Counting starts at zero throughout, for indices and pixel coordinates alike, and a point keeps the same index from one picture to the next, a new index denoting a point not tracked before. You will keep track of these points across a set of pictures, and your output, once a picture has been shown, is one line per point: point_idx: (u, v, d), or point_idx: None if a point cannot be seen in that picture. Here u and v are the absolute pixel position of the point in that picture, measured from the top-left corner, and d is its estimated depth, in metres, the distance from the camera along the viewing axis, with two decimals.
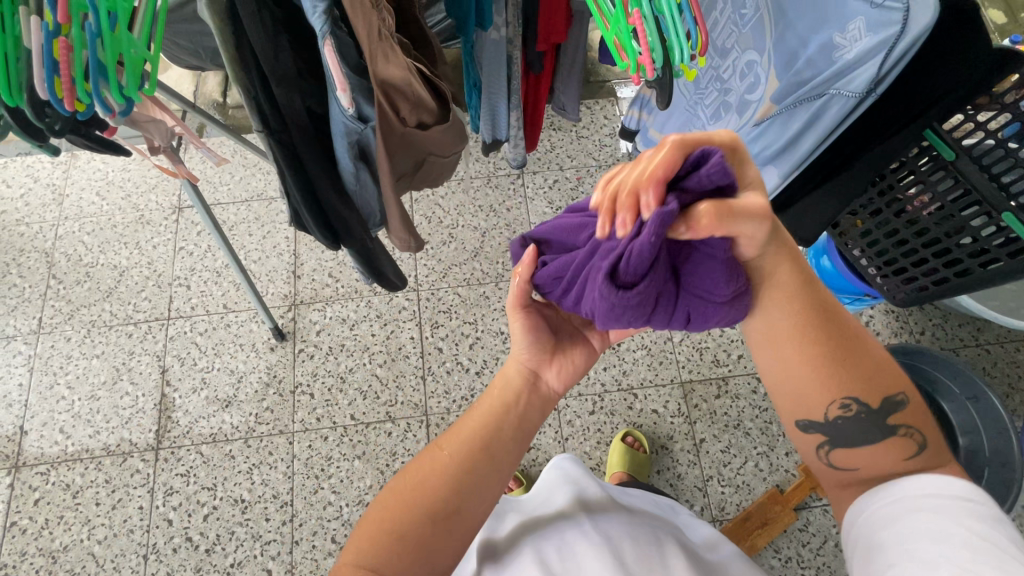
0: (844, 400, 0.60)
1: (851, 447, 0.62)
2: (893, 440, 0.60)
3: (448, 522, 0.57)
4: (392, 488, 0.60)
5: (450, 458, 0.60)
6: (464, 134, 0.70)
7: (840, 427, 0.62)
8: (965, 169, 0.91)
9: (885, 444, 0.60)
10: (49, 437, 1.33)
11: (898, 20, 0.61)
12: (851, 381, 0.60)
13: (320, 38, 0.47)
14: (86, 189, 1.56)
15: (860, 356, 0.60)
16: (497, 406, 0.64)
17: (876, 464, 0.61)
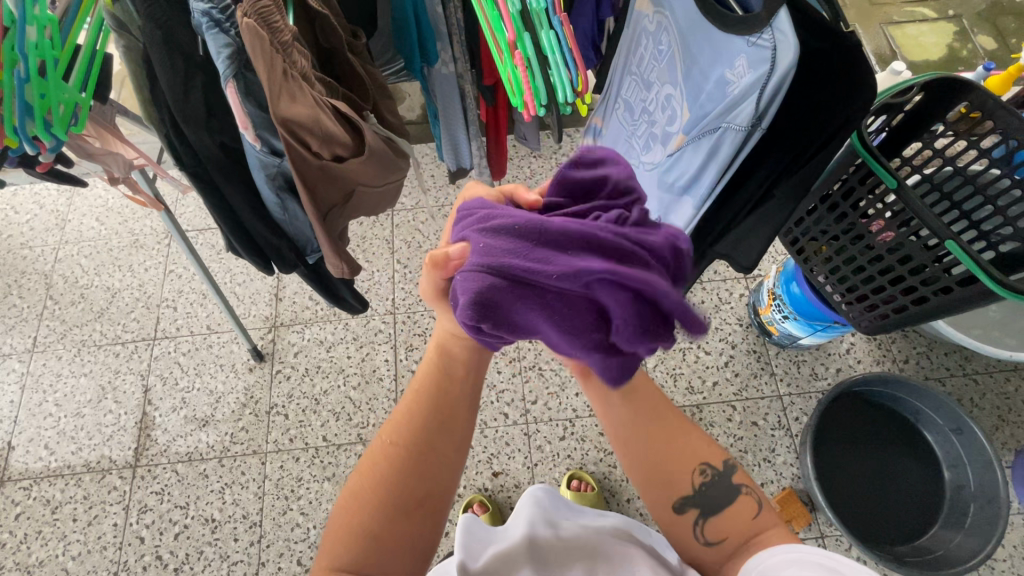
0: (699, 467, 0.67)
1: (721, 514, 0.64)
2: (741, 503, 0.65)
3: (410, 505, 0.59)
4: (356, 493, 0.60)
5: (403, 450, 0.61)
6: (396, 164, 0.75)
7: (704, 496, 0.66)
8: (908, 196, 0.89)
9: (737, 505, 0.65)
10: (34, 453, 1.37)
11: (767, 59, 0.62)
12: (699, 452, 0.67)
13: (223, 79, 0.54)
14: (87, 215, 1.64)
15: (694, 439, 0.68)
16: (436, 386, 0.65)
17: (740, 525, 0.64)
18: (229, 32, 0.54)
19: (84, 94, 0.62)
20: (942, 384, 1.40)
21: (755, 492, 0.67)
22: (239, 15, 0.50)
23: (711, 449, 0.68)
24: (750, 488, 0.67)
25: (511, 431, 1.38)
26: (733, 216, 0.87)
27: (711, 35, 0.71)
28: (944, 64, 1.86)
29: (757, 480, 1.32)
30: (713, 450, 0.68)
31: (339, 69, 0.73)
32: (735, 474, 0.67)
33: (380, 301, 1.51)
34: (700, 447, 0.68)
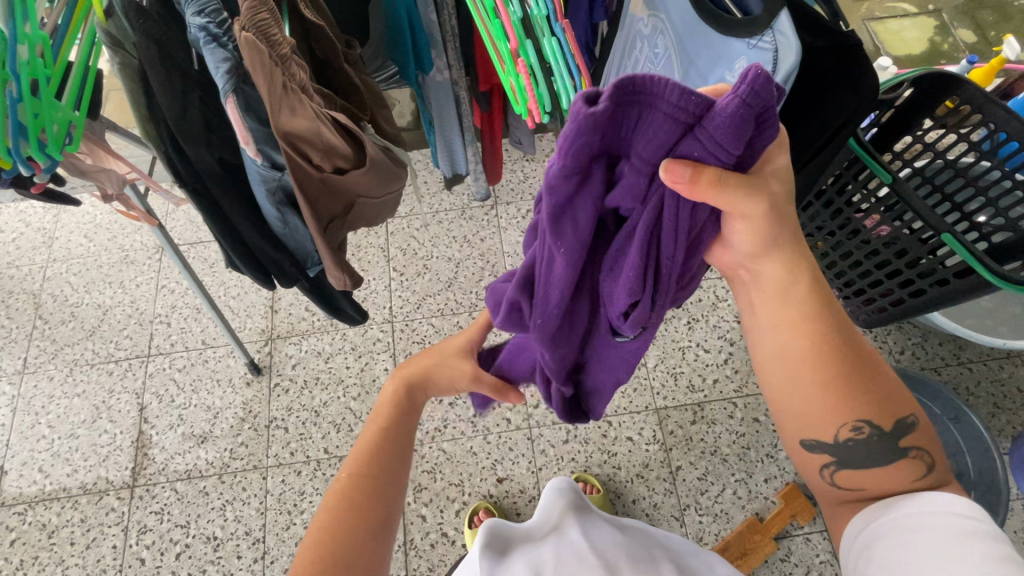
0: (857, 424, 0.56)
1: (860, 466, 0.58)
2: (898, 462, 0.56)
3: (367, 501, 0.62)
4: (330, 501, 0.61)
5: (371, 473, 0.64)
6: (396, 174, 0.74)
7: (849, 447, 0.57)
8: (903, 191, 0.90)
9: (895, 465, 0.57)
10: (28, 476, 1.34)
11: (769, 61, 0.63)
12: (864, 406, 0.56)
13: (223, 95, 0.54)
14: (75, 232, 1.61)
15: (869, 378, 0.56)
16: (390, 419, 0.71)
17: (888, 482, 0.57)
18: (227, 47, 0.54)
19: (78, 112, 0.61)
20: (938, 373, 1.42)
21: (933, 451, 0.56)
22: (238, 29, 0.50)
23: (896, 394, 0.57)
24: (931, 446, 0.57)
25: (514, 436, 1.37)
26: None
27: (710, 37, 0.71)
28: (926, 58, 1.89)
29: (762, 476, 1.32)
30: (896, 395, 0.57)
31: (335, 79, 0.72)
32: (905, 430, 0.57)
33: (378, 310, 1.50)
34: (879, 389, 0.56)
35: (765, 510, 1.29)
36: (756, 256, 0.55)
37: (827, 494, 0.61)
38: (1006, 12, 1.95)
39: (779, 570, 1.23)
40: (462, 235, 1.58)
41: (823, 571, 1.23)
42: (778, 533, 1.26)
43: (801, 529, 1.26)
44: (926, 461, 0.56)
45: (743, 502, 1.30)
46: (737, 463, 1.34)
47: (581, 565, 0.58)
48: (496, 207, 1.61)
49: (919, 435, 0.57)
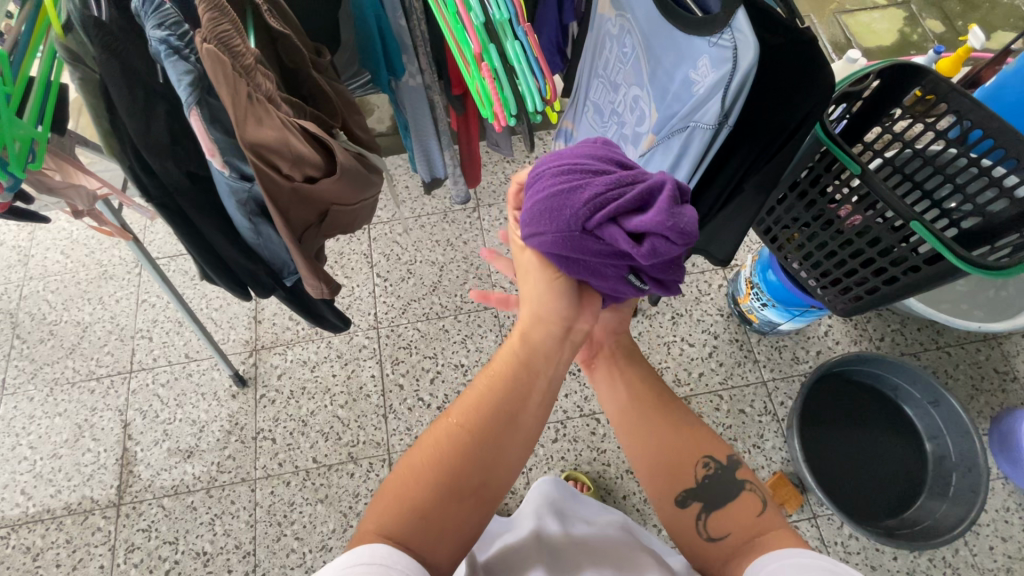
0: (702, 461, 0.66)
1: (722, 510, 0.62)
2: (745, 498, 0.64)
3: (466, 492, 0.56)
4: (417, 462, 0.57)
5: (474, 446, 0.58)
6: (369, 181, 0.74)
7: (706, 490, 0.65)
8: (874, 181, 0.91)
9: (740, 502, 0.63)
10: (10, 499, 1.32)
11: (729, 58, 0.64)
12: (702, 442, 0.67)
13: (186, 108, 0.53)
14: (51, 249, 1.59)
15: (683, 421, 0.69)
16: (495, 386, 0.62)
17: (740, 522, 0.61)
18: (190, 59, 0.54)
19: (40, 130, 0.61)
20: (917, 358, 1.44)
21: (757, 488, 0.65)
22: (198, 41, 0.49)
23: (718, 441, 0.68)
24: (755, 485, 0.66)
25: None
26: (706, 214, 0.89)
27: (673, 36, 0.72)
28: (896, 49, 1.92)
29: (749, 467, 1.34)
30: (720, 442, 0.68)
31: (305, 88, 0.72)
32: (735, 469, 0.66)
33: (363, 317, 1.49)
34: (701, 434, 0.68)
35: None
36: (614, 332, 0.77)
37: (710, 556, 0.60)
38: (973, 2, 1.99)
39: None
40: (445, 239, 1.58)
41: None
42: None
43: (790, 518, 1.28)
44: (761, 495, 0.64)
45: None
46: None
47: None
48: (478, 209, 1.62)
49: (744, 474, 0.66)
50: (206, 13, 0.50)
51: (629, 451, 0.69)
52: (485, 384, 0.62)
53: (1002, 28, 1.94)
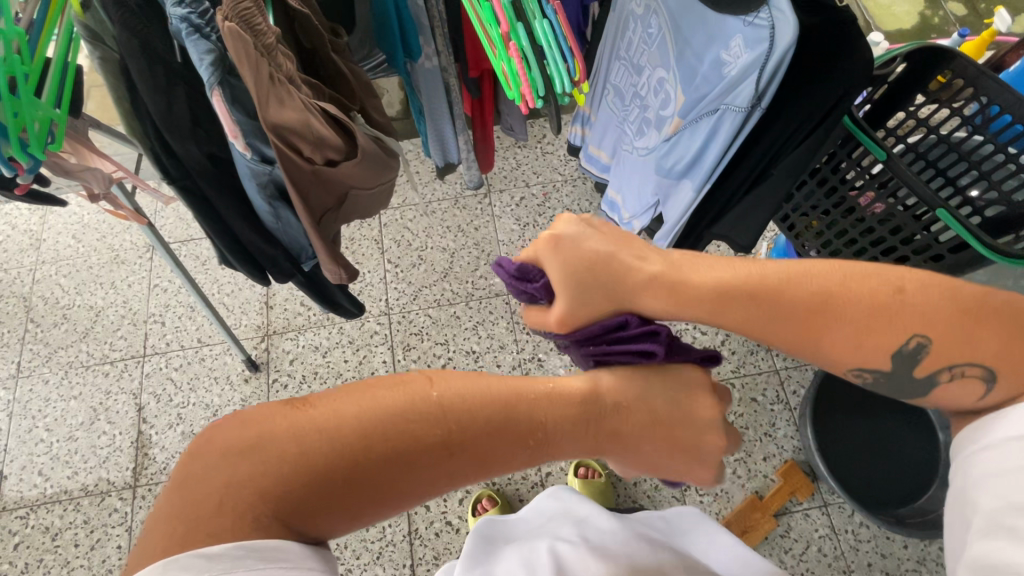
0: (859, 371, 0.51)
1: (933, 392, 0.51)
2: (960, 373, 0.48)
3: (351, 491, 0.39)
4: (328, 436, 0.39)
5: (413, 455, 0.40)
6: (387, 165, 0.73)
7: (895, 378, 0.51)
8: (900, 167, 0.89)
9: (950, 383, 0.49)
10: (28, 480, 1.34)
11: (766, 38, 0.63)
12: (861, 355, 0.49)
13: (208, 88, 0.53)
14: (62, 233, 1.59)
15: (832, 327, 0.47)
16: (466, 419, 0.41)
17: (959, 405, 0.50)
18: (211, 38, 0.52)
19: (58, 111, 0.61)
20: None
21: (981, 353, 0.46)
22: (220, 19, 0.48)
23: (907, 309, 0.46)
24: (977, 347, 0.46)
25: None
26: (729, 201, 0.87)
27: (704, 17, 0.70)
28: (917, 33, 1.87)
29: (761, 455, 1.34)
30: (919, 303, 0.46)
31: (322, 69, 0.71)
32: (921, 352, 0.48)
33: (374, 303, 1.49)
34: (857, 340, 0.48)
35: (765, 487, 1.30)
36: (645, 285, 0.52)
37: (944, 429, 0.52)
38: None
39: (780, 546, 1.25)
40: (456, 225, 1.57)
41: (823, 546, 1.25)
42: (778, 510, 1.28)
43: (801, 506, 1.28)
44: (981, 374, 0.47)
45: (742, 481, 1.32)
46: None
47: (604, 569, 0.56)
48: (489, 195, 1.60)
49: (953, 346, 0.47)
50: None
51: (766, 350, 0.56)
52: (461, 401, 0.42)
53: None
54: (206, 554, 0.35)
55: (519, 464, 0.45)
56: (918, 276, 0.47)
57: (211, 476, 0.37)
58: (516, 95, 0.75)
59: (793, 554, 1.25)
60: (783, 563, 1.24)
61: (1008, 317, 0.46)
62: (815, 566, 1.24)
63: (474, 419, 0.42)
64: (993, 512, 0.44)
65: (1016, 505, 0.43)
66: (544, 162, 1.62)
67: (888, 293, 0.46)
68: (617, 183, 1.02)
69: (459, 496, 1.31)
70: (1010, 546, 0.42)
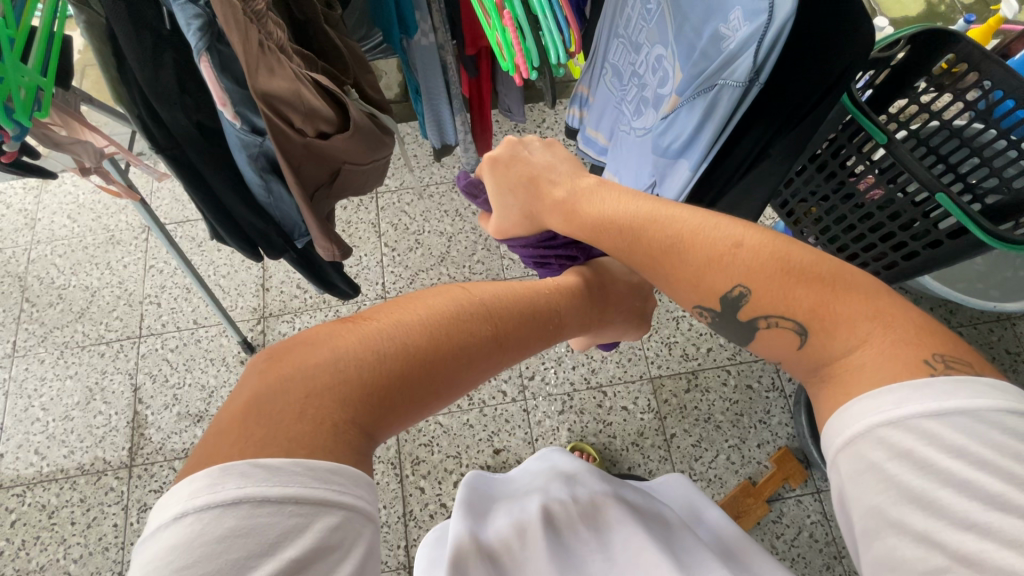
0: (696, 309, 0.59)
1: (759, 341, 0.55)
2: (777, 327, 0.51)
3: (403, 392, 0.43)
4: (369, 349, 0.43)
5: (448, 349, 0.47)
6: (383, 141, 0.73)
7: (727, 321, 0.56)
8: (899, 152, 0.88)
9: (774, 333, 0.52)
10: (24, 458, 1.34)
11: (764, 9, 0.62)
12: (693, 290, 0.56)
13: (196, 54, 0.52)
14: (57, 213, 1.58)
15: (675, 260, 0.56)
16: (491, 318, 0.51)
17: (784, 356, 0.53)
18: (199, 3, 0.51)
19: (45, 79, 0.60)
20: None
21: (797, 309, 0.50)
22: None
23: (731, 258, 0.53)
24: (794, 304, 0.50)
25: (510, 408, 1.38)
26: (726, 183, 0.86)
27: None
28: (923, 20, 1.85)
29: (755, 442, 1.34)
30: (747, 255, 0.52)
31: (315, 43, 0.70)
32: (743, 301, 0.53)
33: (370, 286, 1.48)
34: (694, 277, 0.55)
35: (758, 473, 1.31)
36: (573, 207, 0.67)
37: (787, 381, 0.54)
38: None
39: (772, 531, 1.26)
40: (454, 209, 1.57)
41: (815, 531, 1.26)
42: (770, 496, 1.29)
43: (794, 492, 1.29)
44: (792, 326, 0.50)
45: (736, 467, 1.32)
46: (730, 429, 1.36)
47: (598, 560, 0.55)
48: None
49: (768, 299, 0.51)
50: None
51: None
52: (471, 305, 0.51)
53: None
54: (268, 465, 0.35)
55: (521, 359, 0.56)
56: (757, 236, 0.52)
57: (264, 407, 0.38)
58: (511, 66, 0.75)
59: (784, 539, 1.26)
60: (775, 547, 1.25)
61: (823, 281, 0.49)
62: (806, 551, 1.24)
63: (485, 320, 0.51)
64: (873, 506, 0.41)
65: (892, 496, 0.41)
66: None
67: (723, 245, 0.53)
68: (613, 165, 1.01)
69: (453, 479, 1.32)
70: (899, 543, 0.39)
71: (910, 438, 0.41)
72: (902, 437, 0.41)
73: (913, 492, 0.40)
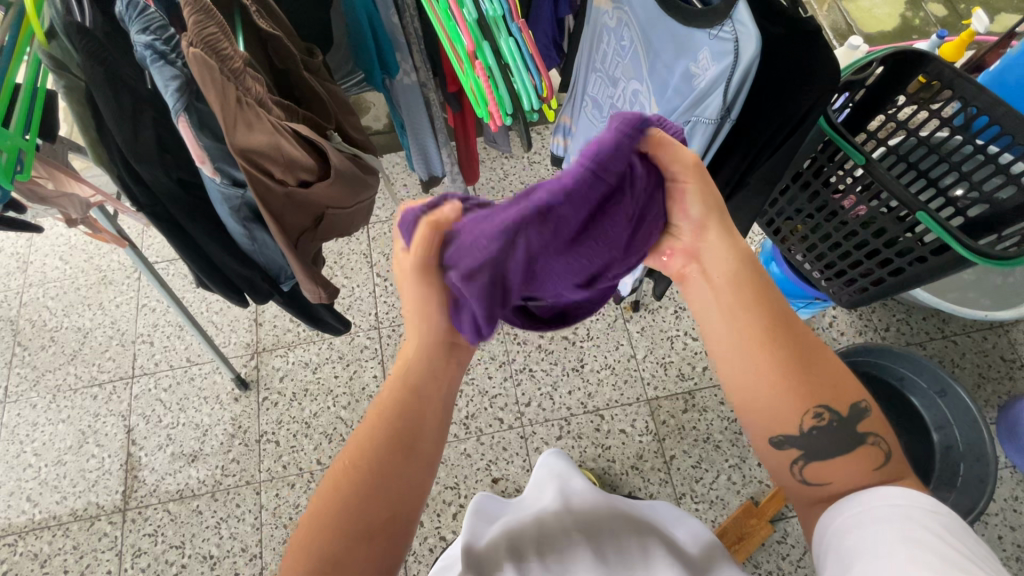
0: (818, 410, 0.57)
1: (830, 459, 0.57)
2: (864, 448, 0.57)
3: (367, 530, 0.53)
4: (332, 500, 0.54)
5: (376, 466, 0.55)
6: (363, 185, 0.74)
7: (823, 437, 0.57)
8: (877, 170, 0.89)
9: (855, 453, 0.57)
10: (16, 506, 1.32)
11: (730, 51, 0.64)
12: (823, 388, 0.57)
13: (173, 114, 0.53)
14: (49, 255, 1.58)
15: (819, 363, 0.58)
16: (409, 399, 0.59)
17: (851, 478, 0.56)
18: (176, 64, 0.53)
19: (28, 140, 0.61)
20: (923, 348, 1.43)
21: (890, 438, 0.58)
22: (184, 45, 0.48)
23: (831, 385, 0.58)
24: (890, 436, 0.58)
25: (508, 435, 1.37)
26: None
27: (672, 29, 0.72)
28: (898, 34, 1.89)
29: (755, 460, 1.33)
30: (832, 382, 0.58)
31: (297, 90, 0.72)
32: (867, 415, 0.58)
33: (363, 317, 1.48)
34: (835, 380, 0.58)
35: (760, 494, 1.30)
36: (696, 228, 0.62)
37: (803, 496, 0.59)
38: None
39: (777, 552, 1.24)
40: None
41: None
42: (774, 516, 1.27)
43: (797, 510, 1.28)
44: (886, 448, 0.57)
45: (737, 487, 1.31)
46: (730, 449, 1.35)
47: (581, 537, 0.61)
48: None
49: (881, 424, 0.58)
50: (193, 16, 0.50)
51: (736, 367, 0.60)
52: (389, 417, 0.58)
53: (1005, 10, 1.90)
54: None
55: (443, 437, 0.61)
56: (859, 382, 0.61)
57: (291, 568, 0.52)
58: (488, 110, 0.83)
59: (790, 560, 1.24)
60: (781, 569, 1.23)
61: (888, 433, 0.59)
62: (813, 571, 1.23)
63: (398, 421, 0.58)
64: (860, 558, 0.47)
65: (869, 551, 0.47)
66: (532, 172, 1.62)
67: (822, 379, 0.58)
68: None
69: (452, 511, 1.30)
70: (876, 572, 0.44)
71: (889, 516, 0.49)
72: (884, 513, 0.49)
73: (890, 545, 0.46)
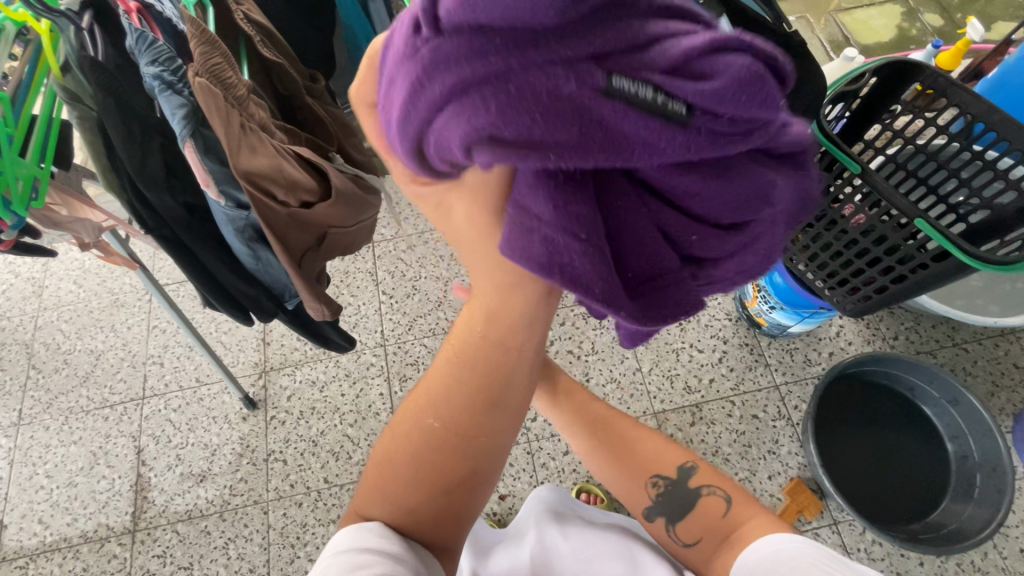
0: (654, 478, 0.73)
1: (687, 518, 0.71)
2: (709, 501, 0.71)
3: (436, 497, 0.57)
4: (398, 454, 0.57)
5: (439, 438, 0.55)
6: (364, 206, 0.76)
7: (668, 500, 0.72)
8: (875, 179, 0.90)
9: (702, 508, 0.71)
10: (28, 528, 1.33)
11: None
12: (650, 459, 0.74)
13: (181, 141, 0.56)
14: (64, 279, 1.62)
15: (632, 444, 0.74)
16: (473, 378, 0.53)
17: (708, 530, 0.69)
18: (183, 93, 0.56)
19: (43, 168, 0.65)
20: (933, 356, 1.41)
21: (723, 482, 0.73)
22: (191, 75, 0.50)
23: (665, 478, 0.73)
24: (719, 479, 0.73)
25: (514, 451, 1.37)
26: None
27: None
28: (896, 45, 1.90)
29: (766, 473, 1.31)
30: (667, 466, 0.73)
31: (300, 114, 0.75)
32: (696, 470, 0.73)
33: (369, 334, 1.50)
34: (653, 454, 0.74)
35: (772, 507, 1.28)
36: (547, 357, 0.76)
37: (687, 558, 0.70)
38: None
39: None
40: (449, 253, 1.59)
41: None
42: None
43: (810, 524, 1.25)
44: (723, 495, 0.71)
45: None
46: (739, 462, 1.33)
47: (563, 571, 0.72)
48: None
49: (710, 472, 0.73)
50: (198, 48, 0.52)
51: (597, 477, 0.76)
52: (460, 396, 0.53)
53: (1002, 18, 1.91)
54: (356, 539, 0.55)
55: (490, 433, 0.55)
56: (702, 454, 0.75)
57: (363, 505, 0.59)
58: None
59: None
60: None
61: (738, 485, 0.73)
62: None
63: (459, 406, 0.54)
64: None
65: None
66: None
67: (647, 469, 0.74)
68: None
69: None
70: None
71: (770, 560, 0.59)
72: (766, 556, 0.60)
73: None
